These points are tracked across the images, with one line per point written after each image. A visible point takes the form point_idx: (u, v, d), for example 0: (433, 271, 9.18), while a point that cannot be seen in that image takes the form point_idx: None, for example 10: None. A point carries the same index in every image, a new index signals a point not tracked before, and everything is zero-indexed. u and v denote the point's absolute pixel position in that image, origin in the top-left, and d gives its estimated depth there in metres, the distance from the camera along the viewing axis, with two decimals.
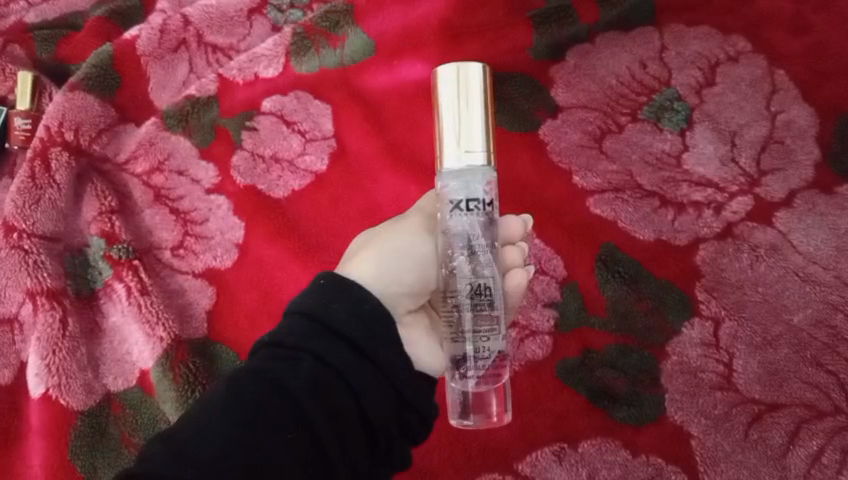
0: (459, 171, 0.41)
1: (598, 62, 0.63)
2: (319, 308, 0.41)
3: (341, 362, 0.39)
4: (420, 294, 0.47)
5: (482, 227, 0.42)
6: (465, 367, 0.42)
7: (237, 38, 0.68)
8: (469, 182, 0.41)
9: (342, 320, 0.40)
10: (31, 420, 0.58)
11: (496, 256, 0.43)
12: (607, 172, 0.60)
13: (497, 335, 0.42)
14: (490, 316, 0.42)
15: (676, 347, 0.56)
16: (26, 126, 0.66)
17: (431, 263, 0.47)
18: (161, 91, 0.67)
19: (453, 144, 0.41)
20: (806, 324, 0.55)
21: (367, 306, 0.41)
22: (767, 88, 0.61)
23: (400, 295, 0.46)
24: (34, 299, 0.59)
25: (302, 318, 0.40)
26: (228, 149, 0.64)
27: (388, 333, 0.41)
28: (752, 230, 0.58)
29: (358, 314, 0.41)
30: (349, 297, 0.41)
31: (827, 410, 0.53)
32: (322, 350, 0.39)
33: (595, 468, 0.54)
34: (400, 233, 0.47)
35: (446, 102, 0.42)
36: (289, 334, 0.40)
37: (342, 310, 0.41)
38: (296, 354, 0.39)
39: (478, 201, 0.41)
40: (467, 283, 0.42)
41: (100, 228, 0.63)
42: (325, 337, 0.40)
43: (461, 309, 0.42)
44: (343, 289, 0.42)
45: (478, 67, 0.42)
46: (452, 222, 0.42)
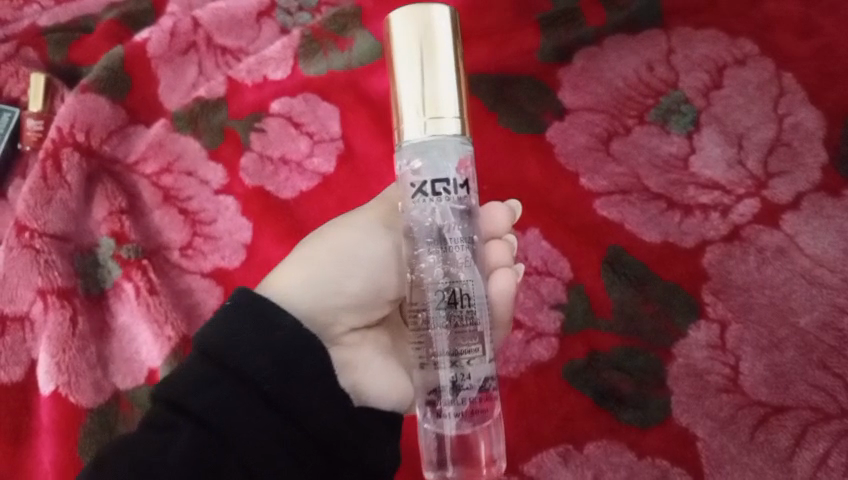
0: (424, 140, 0.39)
1: (604, 65, 0.63)
2: (221, 345, 0.40)
3: (237, 410, 0.39)
4: (363, 309, 0.48)
5: (456, 216, 0.40)
6: (441, 404, 0.40)
7: (247, 41, 0.69)
8: (437, 160, 0.39)
9: (244, 358, 0.40)
10: (41, 418, 0.58)
11: (473, 253, 0.40)
12: (613, 174, 0.61)
13: (481, 354, 0.40)
14: (470, 329, 0.40)
15: (682, 349, 0.56)
16: (39, 128, 0.68)
17: (380, 272, 0.47)
18: (171, 93, 0.67)
19: (417, 111, 0.39)
20: (812, 327, 0.55)
21: (282, 335, 0.41)
22: (775, 91, 0.61)
23: (339, 310, 0.47)
24: (44, 298, 0.60)
25: (202, 361, 0.40)
26: (236, 150, 0.65)
27: (300, 361, 0.41)
28: (759, 233, 0.58)
29: (265, 349, 0.40)
30: (257, 325, 0.41)
31: (833, 413, 0.52)
32: (214, 400, 0.39)
33: (601, 469, 0.54)
34: (346, 239, 0.47)
35: (407, 56, 0.39)
36: (181, 382, 0.39)
37: (251, 338, 0.40)
38: (179, 417, 0.39)
39: (447, 183, 0.39)
40: (442, 288, 0.40)
41: (110, 228, 0.63)
42: (225, 383, 0.39)
43: (435, 325, 0.40)
44: (250, 314, 0.41)
45: (446, 12, 0.39)
46: (419, 215, 0.40)
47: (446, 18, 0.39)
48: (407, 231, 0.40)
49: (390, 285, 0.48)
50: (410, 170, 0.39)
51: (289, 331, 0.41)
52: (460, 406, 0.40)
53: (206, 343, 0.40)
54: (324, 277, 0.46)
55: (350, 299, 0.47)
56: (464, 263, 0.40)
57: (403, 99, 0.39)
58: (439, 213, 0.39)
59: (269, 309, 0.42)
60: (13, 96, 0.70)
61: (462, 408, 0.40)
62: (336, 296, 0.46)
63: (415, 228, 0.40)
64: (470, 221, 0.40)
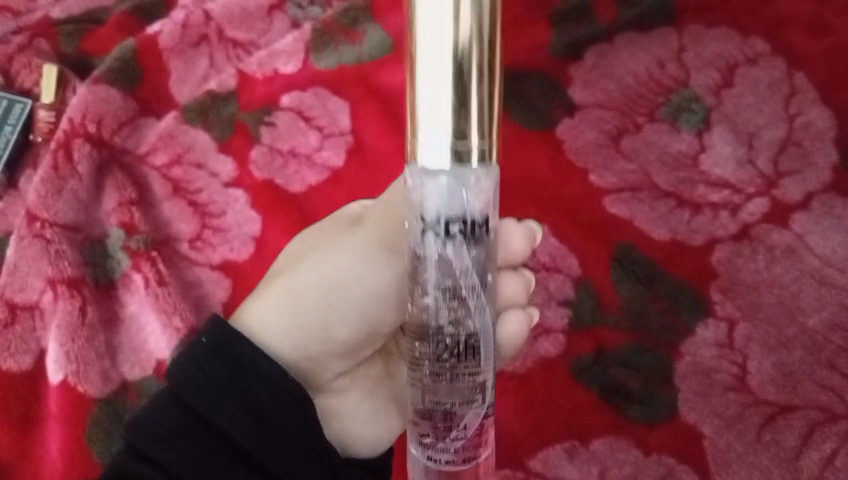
0: (443, 165, 0.37)
1: (616, 62, 0.63)
2: (194, 394, 0.41)
3: (204, 463, 0.41)
4: (350, 350, 0.48)
5: (472, 259, 0.38)
6: (436, 449, 0.40)
7: (258, 34, 0.69)
8: (453, 191, 0.37)
9: (217, 410, 0.41)
10: (49, 405, 0.59)
11: (487, 297, 0.39)
12: (623, 171, 0.61)
13: (479, 401, 0.39)
14: (469, 381, 0.39)
15: (689, 347, 0.55)
16: (50, 119, 0.68)
17: (373, 310, 0.47)
18: (182, 86, 0.68)
19: (437, 127, 0.37)
20: (820, 327, 0.55)
21: (261, 385, 0.42)
22: (785, 91, 0.61)
23: (325, 353, 0.47)
24: (54, 287, 0.60)
25: (173, 407, 0.41)
26: (246, 143, 0.65)
27: (278, 414, 0.42)
28: (769, 232, 0.58)
29: (240, 400, 0.41)
30: (233, 374, 0.41)
31: (840, 413, 0.52)
32: (182, 454, 0.40)
33: (606, 466, 0.54)
34: (334, 271, 0.46)
35: (433, 58, 0.36)
36: (152, 428, 0.41)
37: (227, 386, 0.41)
38: (146, 468, 0.40)
39: (461, 223, 0.38)
40: (447, 334, 0.39)
41: (120, 219, 0.63)
42: (196, 433, 0.41)
43: (438, 375, 0.39)
44: (226, 357, 0.42)
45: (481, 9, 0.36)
46: (430, 259, 0.38)
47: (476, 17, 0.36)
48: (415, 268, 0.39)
49: (382, 323, 0.47)
50: (424, 198, 0.38)
51: (268, 382, 0.42)
52: (443, 453, 0.40)
53: (176, 386, 0.41)
54: (308, 325, 0.46)
55: (335, 341, 0.47)
56: (477, 310, 0.39)
57: (420, 112, 0.37)
58: (451, 258, 0.38)
59: (247, 354, 0.42)
60: (25, 87, 0.71)
61: (454, 453, 0.40)
62: (323, 344, 0.47)
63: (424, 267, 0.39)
64: (484, 265, 0.39)
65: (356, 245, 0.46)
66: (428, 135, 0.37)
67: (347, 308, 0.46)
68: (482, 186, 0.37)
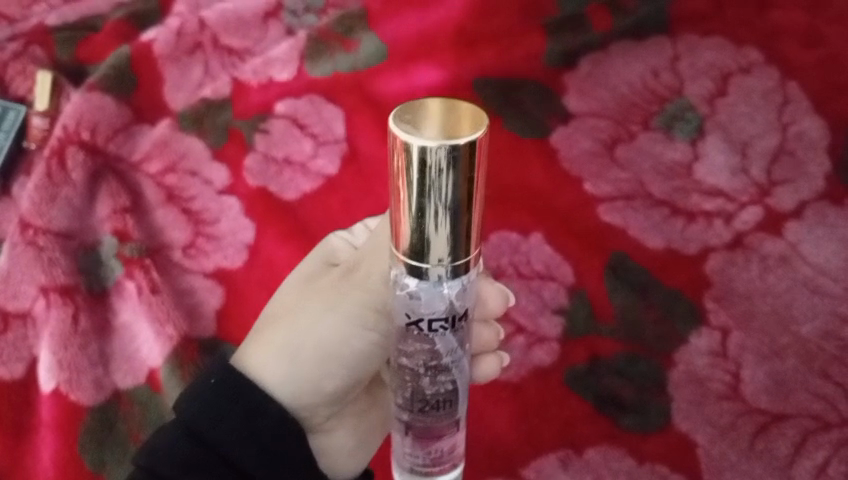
0: (429, 280, 0.36)
1: (610, 71, 0.64)
2: (211, 428, 0.43)
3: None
4: (344, 392, 0.49)
5: (455, 338, 0.38)
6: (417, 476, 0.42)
7: (253, 42, 0.69)
8: (434, 297, 0.36)
9: (233, 443, 0.43)
10: (42, 414, 0.57)
11: (467, 360, 0.40)
12: (617, 180, 0.61)
13: (454, 430, 0.41)
14: (450, 424, 0.41)
15: (683, 356, 0.55)
16: (45, 126, 0.68)
17: (367, 361, 0.47)
18: (177, 92, 0.68)
19: (428, 256, 0.35)
20: (814, 335, 0.55)
21: (268, 421, 0.44)
22: (779, 100, 0.61)
23: (321, 398, 0.48)
24: (47, 295, 0.60)
25: (189, 439, 0.43)
26: (241, 150, 0.65)
27: (284, 448, 0.44)
28: (762, 240, 0.58)
29: (251, 435, 0.43)
30: (246, 410, 0.44)
31: (834, 422, 0.52)
32: None
33: (600, 474, 0.53)
34: (327, 329, 0.46)
35: (419, 194, 0.34)
36: (169, 460, 0.42)
37: (239, 422, 0.43)
38: None
39: (444, 320, 0.37)
40: (428, 395, 0.40)
41: (114, 227, 0.63)
42: (212, 462, 0.43)
43: (419, 423, 0.40)
44: (237, 396, 0.44)
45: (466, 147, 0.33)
46: (414, 338, 0.38)
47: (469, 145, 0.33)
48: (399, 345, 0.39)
49: (368, 369, 0.48)
50: (413, 302, 0.37)
51: (276, 418, 0.44)
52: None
53: (193, 419, 0.43)
54: (304, 377, 0.46)
55: (330, 389, 0.48)
56: (457, 373, 0.39)
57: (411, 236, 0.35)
58: (434, 341, 0.38)
59: (255, 395, 0.44)
60: (20, 94, 0.70)
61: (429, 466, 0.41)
62: (315, 394, 0.47)
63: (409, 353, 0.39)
64: (462, 335, 0.39)
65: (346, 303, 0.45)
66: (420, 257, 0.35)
67: (338, 361, 0.47)
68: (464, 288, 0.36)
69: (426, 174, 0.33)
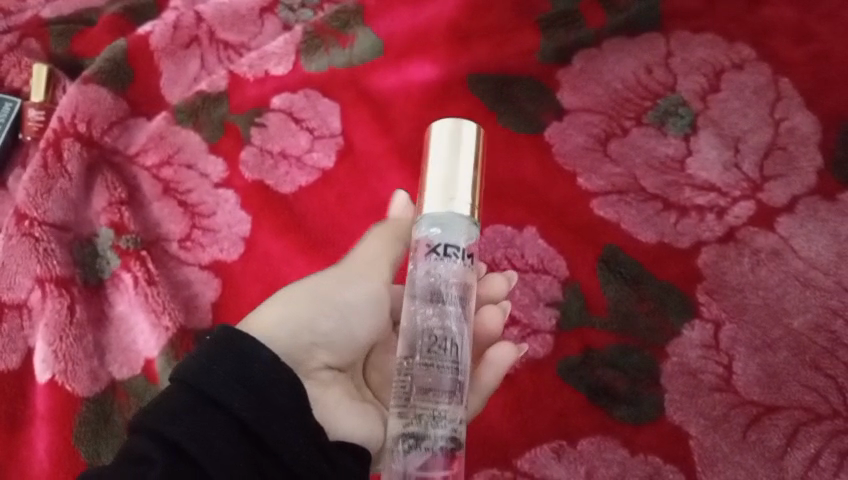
0: (441, 207, 0.42)
1: (603, 66, 0.66)
2: (198, 373, 0.37)
3: (216, 444, 0.35)
4: (340, 352, 0.46)
5: (455, 276, 0.41)
6: (410, 447, 0.39)
7: (248, 36, 0.70)
8: (448, 224, 0.42)
9: (223, 385, 0.36)
10: (37, 405, 0.57)
11: (466, 314, 0.41)
12: (610, 175, 0.62)
13: (458, 395, 0.40)
14: (451, 382, 0.39)
15: (676, 348, 0.55)
16: (40, 118, 0.67)
17: (363, 314, 0.46)
18: (173, 87, 0.68)
19: (437, 191, 0.42)
20: (805, 329, 0.55)
21: (261, 367, 0.38)
22: (772, 96, 0.64)
23: (315, 347, 0.45)
24: (43, 286, 0.59)
25: (176, 393, 0.36)
26: (237, 144, 0.65)
27: (276, 394, 0.38)
28: (754, 235, 0.59)
29: (244, 377, 0.37)
30: (236, 356, 0.38)
31: (824, 414, 0.52)
32: (191, 430, 0.34)
33: (593, 465, 0.53)
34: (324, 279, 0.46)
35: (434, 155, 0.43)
36: (155, 413, 0.35)
37: (229, 366, 0.37)
38: (153, 450, 0.34)
39: (457, 248, 0.42)
40: (430, 337, 0.40)
41: (109, 220, 0.63)
42: (205, 412, 0.35)
43: (419, 368, 0.39)
44: (226, 343, 0.38)
45: (473, 130, 0.43)
46: (423, 274, 0.41)
47: (475, 125, 0.44)
48: (409, 287, 0.42)
49: (365, 333, 0.47)
50: (426, 234, 0.42)
51: (268, 363, 0.38)
52: (422, 453, 0.39)
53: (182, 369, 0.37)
54: (302, 318, 0.44)
55: (325, 336, 0.45)
56: (457, 316, 0.41)
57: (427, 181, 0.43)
58: (442, 271, 0.41)
59: (245, 341, 0.39)
60: (14, 86, 0.70)
61: (429, 452, 0.39)
62: (311, 340, 0.44)
63: (419, 291, 0.41)
64: (466, 283, 0.42)
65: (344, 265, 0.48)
66: (431, 193, 0.42)
67: (335, 306, 0.45)
68: (471, 232, 0.42)
69: (447, 141, 0.43)
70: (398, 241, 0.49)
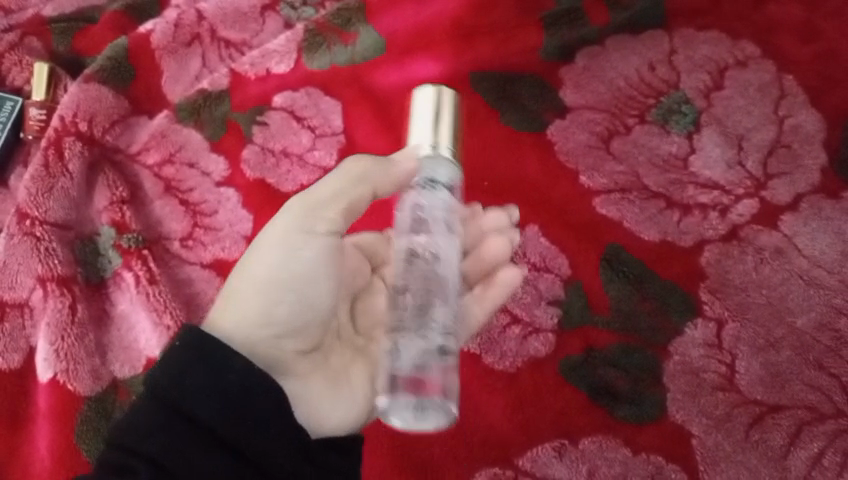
0: (423, 147, 0.45)
1: (606, 65, 0.66)
2: (173, 387, 0.39)
3: (191, 457, 0.38)
4: (306, 330, 0.46)
5: (436, 202, 0.43)
6: (399, 354, 0.40)
7: (250, 34, 0.70)
8: (430, 162, 0.44)
9: (198, 400, 0.39)
10: (39, 404, 0.57)
11: (449, 237, 0.43)
12: (613, 173, 0.62)
13: (441, 304, 0.41)
14: (438, 295, 0.41)
15: (678, 347, 0.55)
16: (42, 117, 0.67)
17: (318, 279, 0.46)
18: (175, 85, 0.68)
19: (421, 139, 0.45)
20: (809, 328, 0.55)
21: (235, 378, 0.40)
22: (776, 93, 0.64)
23: (280, 339, 0.45)
24: (45, 285, 0.59)
25: (153, 406, 0.39)
26: (238, 142, 0.65)
27: (252, 402, 0.40)
28: (758, 233, 0.58)
29: (221, 387, 0.40)
30: (209, 367, 0.40)
31: (828, 413, 0.52)
32: (169, 445, 0.38)
33: (595, 465, 0.52)
34: (260, 256, 0.45)
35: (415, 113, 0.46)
36: (133, 427, 0.38)
37: (202, 380, 0.39)
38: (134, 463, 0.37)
39: (439, 182, 0.44)
40: (414, 255, 0.42)
41: (111, 218, 0.63)
42: (180, 427, 0.38)
43: (407, 284, 0.41)
44: (200, 353, 0.40)
45: (452, 96, 0.46)
46: (408, 205, 0.43)
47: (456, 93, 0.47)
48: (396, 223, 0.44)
49: (322, 297, 0.46)
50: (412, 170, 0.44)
51: (241, 372, 0.40)
52: (409, 359, 0.39)
53: (155, 383, 0.39)
54: (252, 313, 0.44)
55: (284, 323, 0.45)
56: (439, 234, 0.42)
57: (412, 130, 0.46)
58: (421, 198, 0.43)
59: (219, 349, 0.41)
60: (16, 85, 0.70)
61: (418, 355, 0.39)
62: (270, 330, 0.45)
63: (406, 222, 0.43)
64: (449, 213, 0.44)
65: (276, 234, 0.45)
66: (416, 140, 0.45)
67: (284, 289, 0.45)
68: (452, 172, 0.45)
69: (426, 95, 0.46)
70: (361, 181, 0.45)
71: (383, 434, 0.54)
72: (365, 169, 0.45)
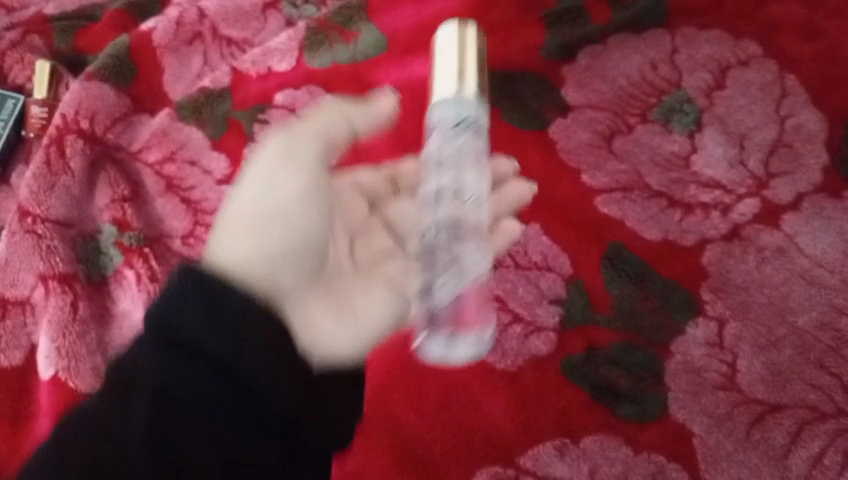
0: (446, 93, 0.49)
1: (608, 63, 0.66)
2: (173, 320, 0.38)
3: (192, 386, 0.38)
4: (304, 252, 0.47)
5: (461, 141, 0.48)
6: (433, 288, 0.47)
7: (252, 32, 0.71)
8: (453, 103, 0.48)
9: (198, 332, 0.38)
10: (41, 401, 0.56)
11: (477, 175, 0.48)
12: (615, 172, 0.62)
13: (466, 242, 0.47)
14: (465, 232, 0.47)
15: (680, 346, 0.55)
16: (43, 115, 0.67)
17: (310, 201, 0.48)
18: (176, 83, 0.68)
19: (443, 82, 0.49)
20: (810, 327, 0.55)
21: (238, 310, 0.39)
22: (778, 92, 0.65)
23: (280, 262, 0.45)
24: (46, 283, 0.59)
25: (155, 340, 0.39)
26: (240, 140, 0.65)
27: (252, 333, 0.38)
28: (759, 232, 0.59)
29: (217, 326, 0.38)
30: (206, 300, 0.39)
31: (829, 412, 0.52)
32: (167, 375, 0.38)
33: (597, 464, 0.52)
34: (251, 185, 0.47)
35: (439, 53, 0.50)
36: (136, 364, 0.38)
37: (200, 312, 0.38)
38: (135, 394, 0.37)
39: (466, 121, 0.48)
40: (441, 197, 0.48)
41: (113, 216, 0.63)
42: (181, 358, 0.38)
43: (437, 224, 0.48)
44: (201, 286, 0.39)
45: (474, 29, 0.50)
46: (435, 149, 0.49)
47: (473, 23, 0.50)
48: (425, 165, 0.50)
49: (313, 223, 0.48)
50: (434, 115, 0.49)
51: (242, 304, 0.39)
52: (442, 293, 0.46)
53: (157, 318, 0.39)
54: (244, 241, 0.45)
55: (277, 244, 0.45)
56: (463, 175, 0.48)
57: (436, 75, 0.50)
58: (447, 143, 0.48)
59: (217, 284, 0.39)
60: (18, 83, 0.70)
61: (453, 289, 0.46)
62: (270, 254, 0.44)
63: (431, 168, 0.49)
64: (475, 149, 0.49)
65: (264, 165, 0.47)
66: (439, 86, 0.49)
67: (273, 213, 0.46)
68: (476, 107, 0.49)
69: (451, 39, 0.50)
70: (343, 117, 0.49)
71: (386, 437, 0.53)
72: (347, 108, 0.49)
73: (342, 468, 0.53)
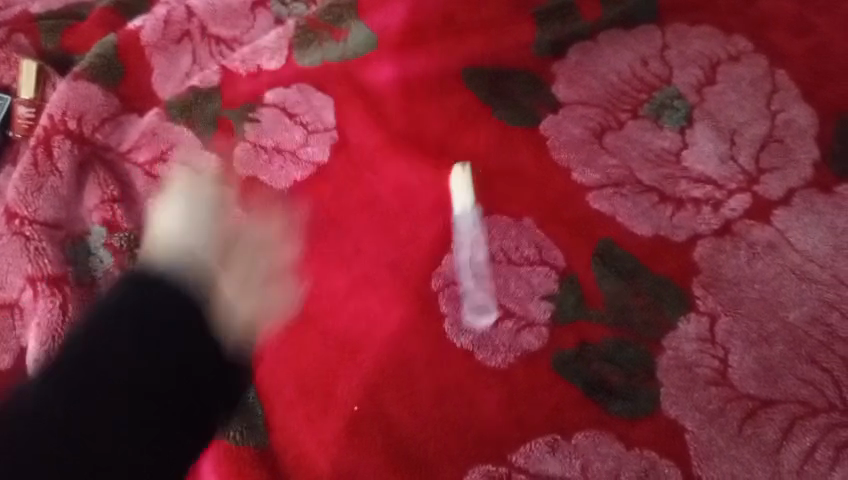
0: None
1: (598, 60, 0.66)
2: (102, 331, 0.47)
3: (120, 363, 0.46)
4: (199, 251, 0.53)
5: None
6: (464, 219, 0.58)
7: (240, 31, 0.71)
8: None
9: (118, 339, 0.47)
10: None
11: None
12: (606, 167, 0.62)
13: None
14: None
15: (672, 342, 0.55)
16: (30, 115, 0.67)
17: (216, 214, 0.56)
18: (166, 83, 0.68)
19: None
20: (801, 322, 0.55)
21: (169, 314, 0.48)
22: (768, 88, 0.65)
23: (189, 250, 0.52)
24: (34, 285, 0.58)
25: (80, 344, 0.47)
26: (230, 140, 0.65)
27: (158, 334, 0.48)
28: (750, 228, 0.59)
29: (148, 343, 0.47)
30: (158, 303, 0.49)
31: (821, 407, 0.52)
32: (104, 366, 0.46)
33: (589, 460, 0.51)
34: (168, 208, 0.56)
35: None
36: (86, 339, 0.47)
37: (128, 325, 0.48)
38: (81, 363, 0.46)
39: None
40: None
41: (102, 217, 0.62)
42: (118, 339, 0.47)
43: None
44: (147, 290, 0.49)
45: None
46: None
47: None
48: None
49: (219, 229, 0.54)
50: None
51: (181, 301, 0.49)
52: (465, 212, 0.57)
53: (109, 307, 0.48)
54: (178, 235, 0.53)
55: (182, 241, 0.53)
56: None
57: None
58: None
59: (156, 299, 0.49)
60: (4, 83, 0.69)
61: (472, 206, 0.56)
62: (190, 250, 0.52)
63: None
64: None
65: (180, 192, 0.57)
66: None
67: (185, 229, 0.54)
68: None
69: None
70: (202, 180, 0.58)
71: (379, 437, 0.53)
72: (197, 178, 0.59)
73: (338, 470, 0.52)
